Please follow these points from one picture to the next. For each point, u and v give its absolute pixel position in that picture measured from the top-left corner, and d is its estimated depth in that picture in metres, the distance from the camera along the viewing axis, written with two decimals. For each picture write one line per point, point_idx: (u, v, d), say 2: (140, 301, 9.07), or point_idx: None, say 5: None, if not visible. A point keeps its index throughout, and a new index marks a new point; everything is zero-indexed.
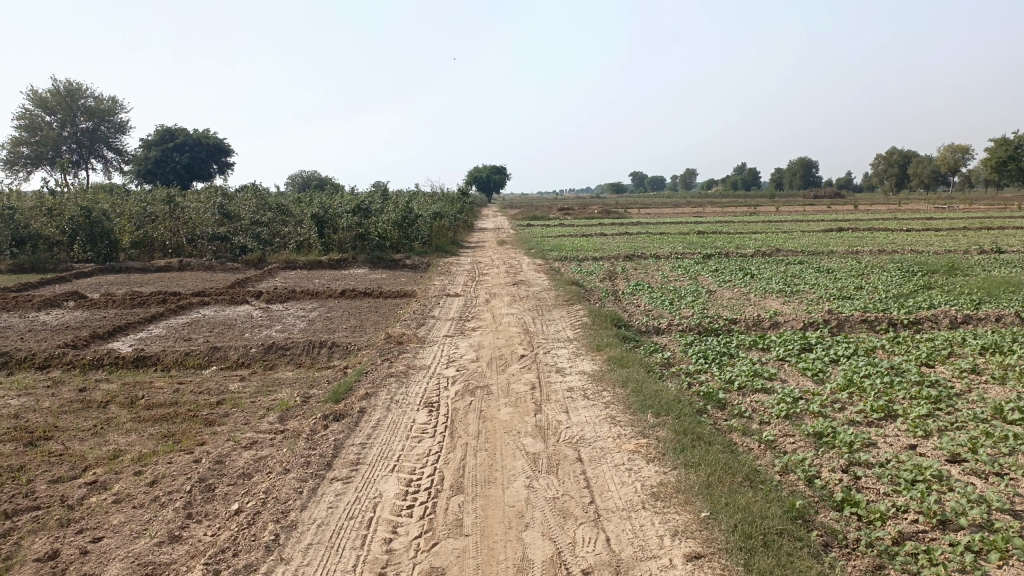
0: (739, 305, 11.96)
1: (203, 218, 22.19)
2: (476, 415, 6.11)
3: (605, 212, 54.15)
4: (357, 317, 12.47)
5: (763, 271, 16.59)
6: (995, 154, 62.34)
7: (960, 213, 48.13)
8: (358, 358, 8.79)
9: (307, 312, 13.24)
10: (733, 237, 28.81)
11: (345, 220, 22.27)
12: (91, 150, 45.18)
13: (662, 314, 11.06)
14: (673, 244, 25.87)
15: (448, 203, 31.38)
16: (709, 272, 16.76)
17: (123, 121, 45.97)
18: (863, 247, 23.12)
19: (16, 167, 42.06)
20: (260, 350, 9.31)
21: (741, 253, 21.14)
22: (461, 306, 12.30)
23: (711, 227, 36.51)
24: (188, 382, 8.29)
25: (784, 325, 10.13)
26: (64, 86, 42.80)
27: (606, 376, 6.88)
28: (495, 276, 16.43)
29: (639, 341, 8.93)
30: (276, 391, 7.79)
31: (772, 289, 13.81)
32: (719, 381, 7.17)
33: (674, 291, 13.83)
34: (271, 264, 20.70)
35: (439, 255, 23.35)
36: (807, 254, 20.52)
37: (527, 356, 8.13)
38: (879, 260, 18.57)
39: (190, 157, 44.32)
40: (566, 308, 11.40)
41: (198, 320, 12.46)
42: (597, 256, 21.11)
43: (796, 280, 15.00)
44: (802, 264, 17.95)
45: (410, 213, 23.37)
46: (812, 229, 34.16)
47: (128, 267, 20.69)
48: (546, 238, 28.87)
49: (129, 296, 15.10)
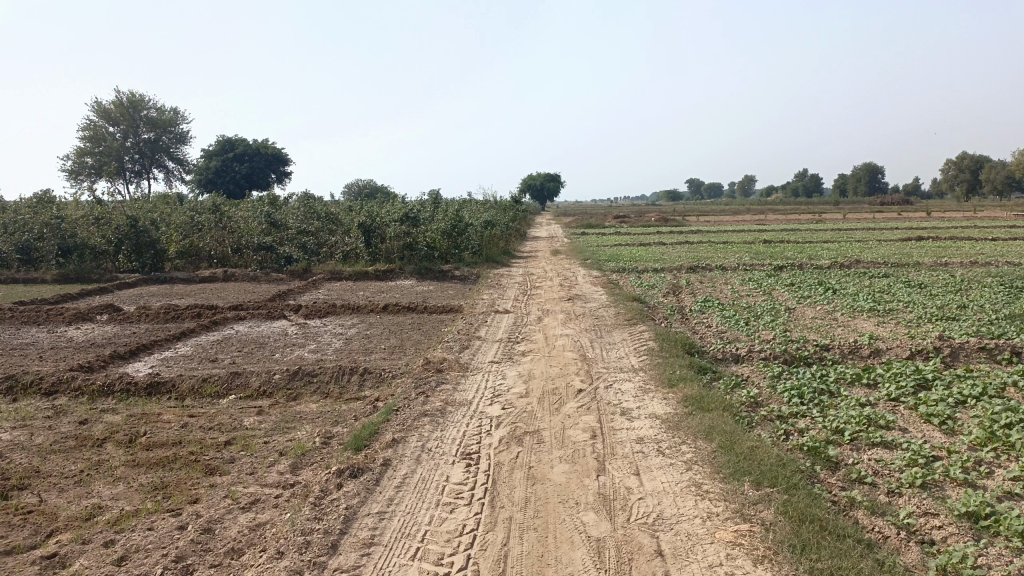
0: (827, 327, 10.50)
1: (249, 227, 21.61)
2: (524, 475, 4.93)
3: (663, 221, 52.52)
4: (397, 336, 11.43)
5: (845, 286, 15.00)
6: None
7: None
8: (392, 388, 7.71)
9: (346, 328, 12.29)
10: (802, 247, 26.98)
11: (393, 229, 21.37)
12: (152, 160, 45.70)
13: (739, 338, 9.71)
14: (740, 254, 24.28)
15: (502, 211, 30.35)
16: (784, 286, 15.27)
17: (183, 131, 46.33)
18: (951, 258, 21.17)
19: (81, 177, 42.64)
20: (284, 376, 8.33)
21: (817, 265, 19.46)
22: (511, 325, 11.12)
23: (775, 237, 34.65)
24: (199, 415, 7.33)
25: (886, 353, 8.66)
26: (127, 97, 43.28)
27: (683, 423, 5.62)
28: (549, 290, 15.21)
29: (718, 373, 7.62)
30: (294, 429, 6.75)
31: (861, 307, 12.26)
32: (822, 432, 5.83)
33: (748, 308, 12.41)
34: (316, 275, 19.97)
35: (490, 266, 22.29)
36: (891, 267, 18.74)
37: (585, 392, 6.91)
38: (974, 274, 16.72)
39: (248, 166, 44.35)
40: (629, 329, 10.14)
41: (228, 338, 11.62)
42: (657, 268, 19.74)
43: (885, 297, 13.39)
44: (888, 278, 16.25)
45: (460, 221, 22.34)
46: (885, 238, 32.04)
47: (173, 277, 20.21)
48: (602, 248, 27.54)
49: (164, 309, 14.41)
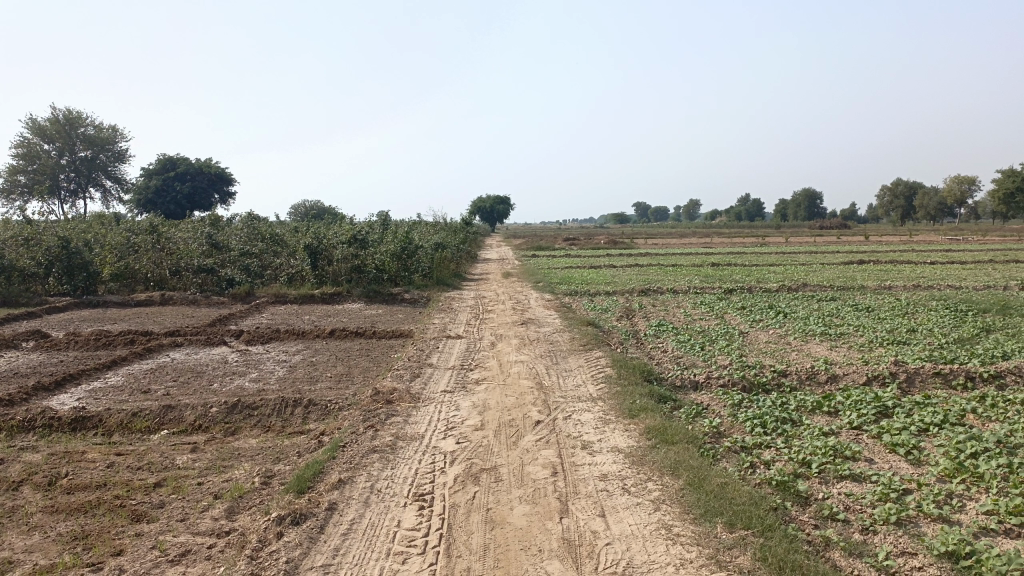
0: (782, 352, 10.45)
1: (190, 249, 20.82)
2: (481, 518, 4.59)
3: (612, 243, 52.91)
4: (344, 364, 10.97)
5: (796, 310, 15.09)
6: (1002, 186, 61.24)
7: (973, 245, 46.84)
8: (338, 420, 7.27)
9: (290, 355, 11.78)
10: (749, 270, 27.33)
11: (340, 251, 20.85)
12: (89, 179, 44.09)
13: (696, 364, 9.56)
14: (689, 277, 24.42)
15: (452, 234, 30.01)
16: (736, 310, 15.28)
17: (122, 149, 44.86)
18: (894, 281, 21.64)
19: (12, 196, 40.82)
20: (222, 408, 7.82)
21: (766, 288, 19.64)
22: (463, 351, 10.77)
23: (722, 259, 35.15)
24: (127, 454, 6.79)
25: (843, 379, 8.60)
26: (62, 114, 41.73)
27: (647, 458, 5.36)
28: (501, 314, 14.92)
29: (678, 402, 7.41)
30: (231, 468, 6.27)
31: (813, 331, 12.29)
32: (789, 465, 5.64)
33: (702, 333, 12.32)
34: (260, 298, 19.29)
35: (441, 289, 21.91)
36: (837, 290, 19.02)
37: (543, 423, 6.62)
38: (918, 298, 17.03)
39: (191, 186, 43.13)
40: (584, 355, 9.90)
41: (164, 366, 10.99)
42: (609, 291, 19.66)
43: (835, 320, 13.49)
44: (835, 301, 16.44)
45: (409, 244, 21.94)
46: (828, 261, 32.78)
47: (107, 301, 19.28)
48: (553, 271, 27.41)
49: (94, 335, 13.63)
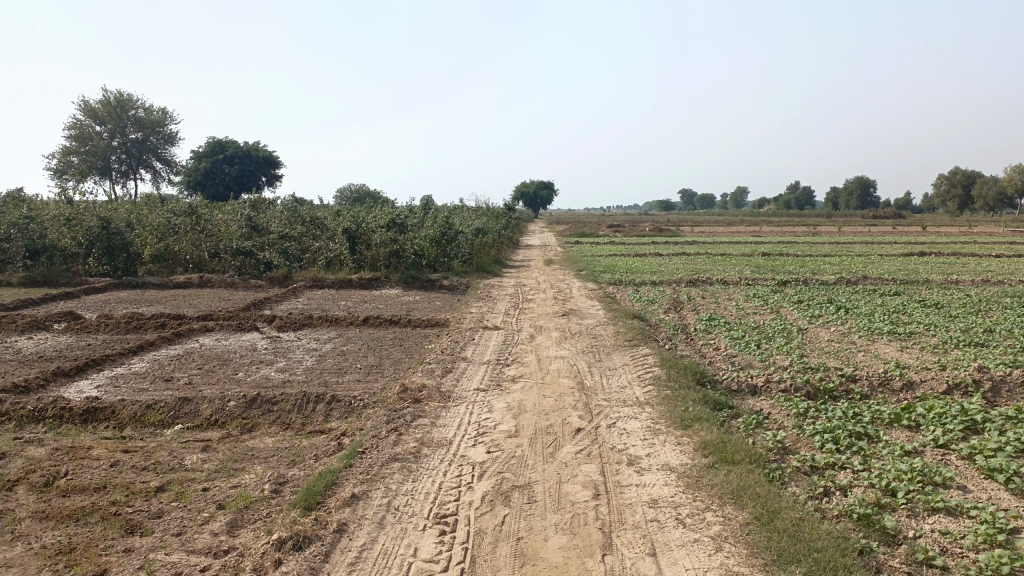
0: (847, 354, 9.57)
1: (229, 231, 20.58)
2: (512, 550, 3.95)
3: (657, 231, 51.70)
4: (375, 354, 10.42)
5: (857, 305, 14.11)
6: None
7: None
8: (361, 419, 6.70)
9: (320, 344, 11.28)
10: (803, 261, 26.12)
11: (379, 235, 20.38)
12: (140, 160, 44.50)
13: (752, 364, 8.76)
14: (740, 267, 23.43)
15: (494, 219, 29.43)
16: (792, 304, 14.36)
17: (172, 131, 45.17)
18: (960, 275, 20.38)
19: (65, 177, 41.46)
20: (240, 402, 7.33)
21: (823, 281, 18.56)
22: (500, 344, 10.13)
23: (773, 250, 33.84)
24: (136, 452, 6.31)
25: (920, 387, 7.74)
26: (113, 96, 42.10)
27: (705, 481, 4.65)
28: (542, 304, 14.24)
29: (735, 409, 6.66)
30: (242, 473, 5.74)
31: (879, 330, 11.36)
32: (870, 492, 4.87)
33: (757, 328, 11.49)
34: (296, 282, 18.95)
35: (481, 275, 21.34)
36: (901, 284, 17.90)
37: (586, 432, 5.94)
38: (990, 294, 15.86)
39: (238, 168, 43.23)
40: (630, 352, 9.19)
41: (190, 353, 10.60)
42: (656, 281, 18.84)
43: (902, 318, 12.50)
44: (900, 296, 15.38)
45: (449, 228, 21.37)
46: (887, 252, 31.36)
47: (145, 283, 19.14)
48: (597, 259, 26.59)
49: (125, 318, 13.35)
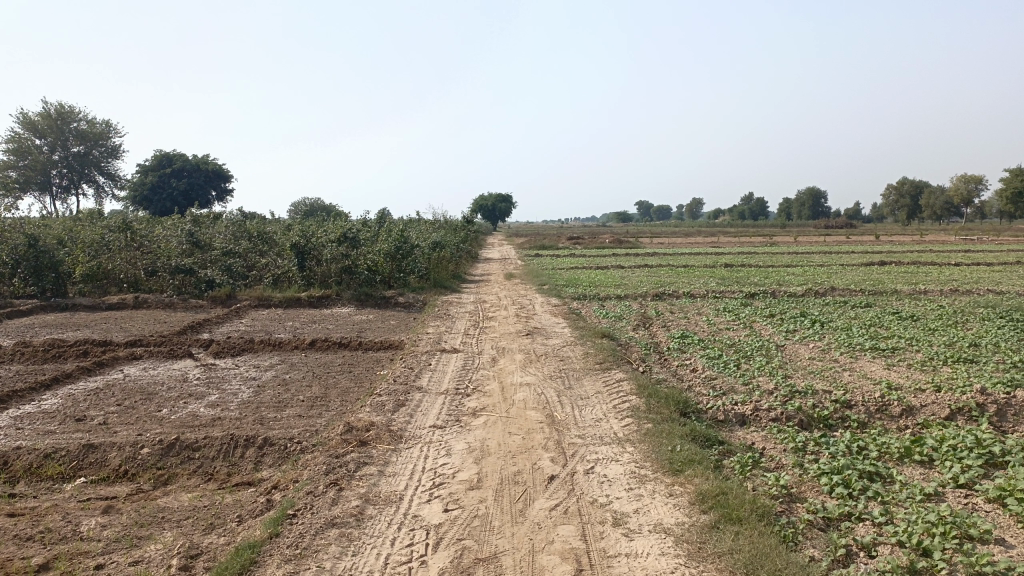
0: (833, 375, 8.91)
1: (168, 248, 19.29)
2: None
3: (615, 242, 51.41)
4: (321, 383, 9.42)
5: (831, 318, 13.57)
6: (1011, 186, 59.84)
7: (981, 245, 45.67)
8: (296, 468, 5.72)
9: (260, 372, 10.23)
10: (766, 272, 25.78)
11: (329, 251, 19.31)
12: (82, 175, 42.49)
13: (735, 389, 8.02)
14: (704, 279, 22.93)
15: (453, 234, 28.54)
16: (765, 318, 13.75)
17: (117, 144, 43.28)
18: (925, 285, 20.15)
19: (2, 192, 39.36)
20: (155, 449, 6.30)
21: (790, 292, 18.08)
22: (460, 369, 9.23)
23: (734, 260, 33.56)
24: (20, 516, 5.23)
25: (921, 413, 7.07)
26: (54, 108, 40.11)
27: (710, 551, 3.83)
28: (503, 322, 13.38)
29: (728, 446, 5.85)
30: (148, 542, 4.73)
31: (861, 346, 10.76)
32: (901, 553, 4.09)
33: (733, 346, 10.80)
34: (241, 302, 17.76)
35: (439, 291, 20.41)
36: (869, 295, 17.51)
37: (562, 481, 5.07)
38: (961, 304, 15.51)
39: (188, 183, 41.58)
40: (603, 377, 8.37)
41: (112, 386, 9.47)
42: (620, 295, 18.14)
43: (880, 332, 11.94)
44: (871, 308, 14.92)
45: (405, 243, 20.39)
46: (847, 262, 31.32)
47: (75, 304, 17.75)
48: (559, 273, 25.85)
49: (44, 346, 12.08)
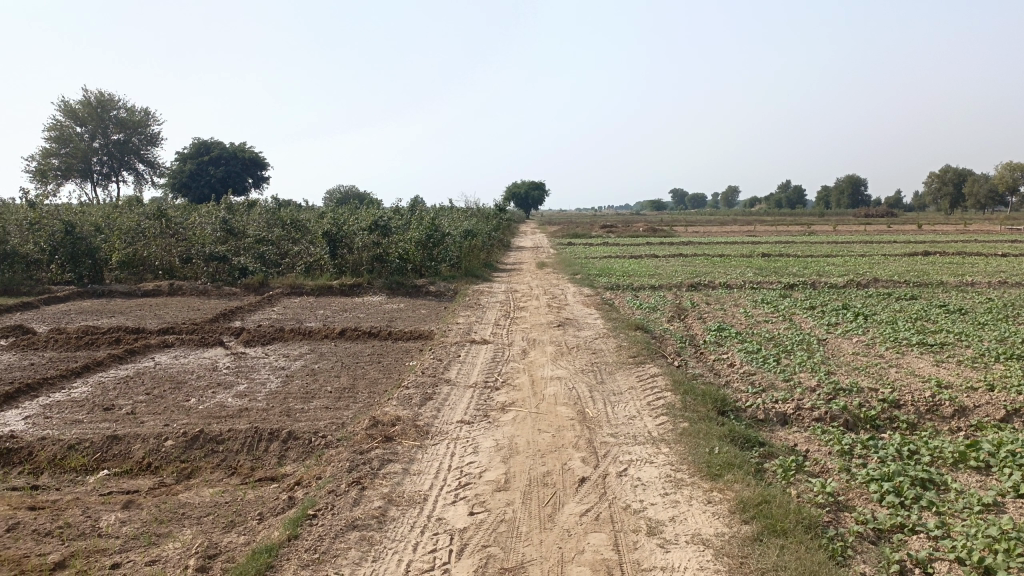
0: (879, 372, 8.52)
1: (202, 235, 19.38)
2: None
3: (649, 231, 50.81)
4: (349, 374, 9.29)
5: (874, 311, 13.10)
6: None
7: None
8: (320, 464, 5.57)
9: (288, 361, 10.15)
10: (804, 262, 25.16)
11: (360, 239, 19.23)
12: (122, 163, 43.09)
13: (775, 386, 7.69)
14: (740, 269, 22.45)
15: (485, 221, 28.35)
16: (805, 310, 13.33)
17: (155, 132, 43.81)
18: (972, 276, 19.44)
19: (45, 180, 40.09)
20: (179, 441, 6.22)
21: (831, 284, 17.55)
22: (489, 361, 9.02)
23: (771, 250, 32.87)
24: (40, 510, 5.14)
25: (974, 414, 6.69)
26: (94, 96, 40.67)
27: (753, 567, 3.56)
28: (535, 312, 13.15)
29: (769, 448, 5.56)
30: (166, 540, 4.61)
31: (907, 340, 10.31)
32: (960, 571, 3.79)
33: (772, 340, 10.44)
34: (273, 289, 17.78)
35: (470, 280, 20.24)
36: (913, 286, 16.93)
37: (593, 484, 4.84)
38: (1011, 297, 14.89)
39: (224, 170, 41.94)
40: (637, 372, 8.09)
41: (142, 374, 9.47)
42: (654, 285, 17.78)
43: (927, 326, 11.46)
44: (916, 301, 14.38)
45: (436, 231, 20.24)
46: (888, 252, 30.46)
47: (111, 291, 17.92)
48: (592, 261, 25.51)
49: (78, 333, 12.15)
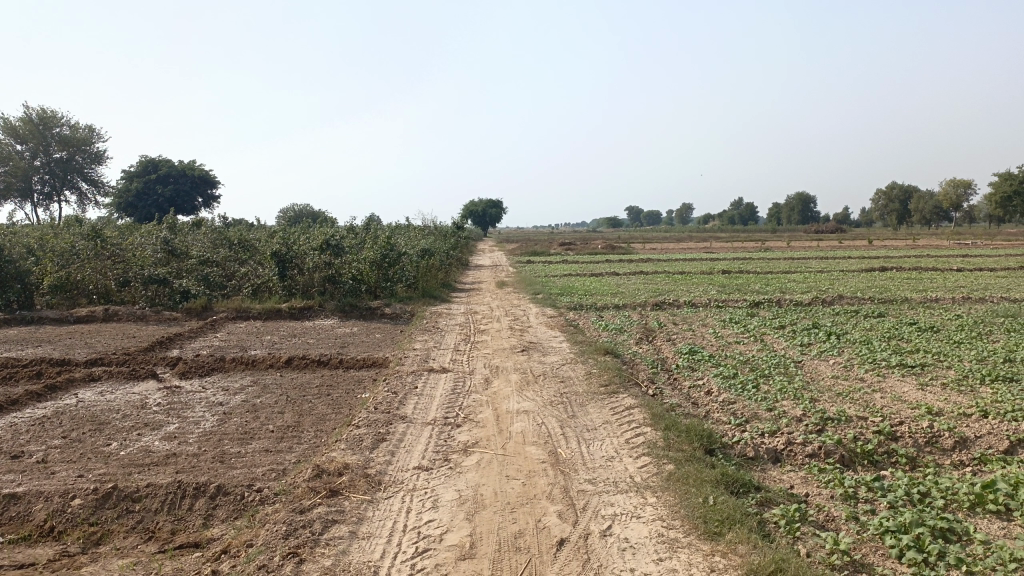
0: (864, 398, 8.01)
1: (142, 256, 18.26)
2: None
3: (606, 248, 50.65)
4: (294, 409, 8.45)
5: (846, 330, 12.70)
6: (1000, 190, 59.51)
7: (974, 250, 45.08)
8: (252, 526, 4.75)
9: (228, 395, 9.25)
10: (765, 279, 24.98)
11: (311, 259, 18.32)
12: (64, 182, 41.24)
13: (759, 416, 7.10)
14: (703, 286, 22.09)
15: (443, 240, 27.61)
16: (776, 330, 12.89)
17: (100, 150, 42.08)
18: (933, 292, 19.35)
19: None
20: (88, 499, 5.34)
21: (797, 301, 17.23)
22: (449, 393, 8.28)
23: (731, 266, 32.76)
24: None
25: (976, 445, 6.20)
26: (35, 113, 38.91)
27: None
28: (497, 336, 12.45)
29: (767, 495, 4.93)
30: None
31: (887, 362, 9.87)
32: None
33: (748, 363, 9.90)
34: (217, 314, 16.77)
35: (428, 301, 19.46)
36: (878, 303, 16.70)
37: (573, 547, 4.14)
38: (978, 313, 14.69)
39: (173, 189, 40.44)
40: (610, 403, 7.44)
41: (61, 414, 8.48)
42: (618, 305, 17.24)
43: (902, 346, 11.07)
44: (885, 318, 14.09)
45: (391, 250, 19.46)
46: (847, 268, 30.51)
47: (41, 318, 16.67)
48: (553, 280, 24.92)
49: None
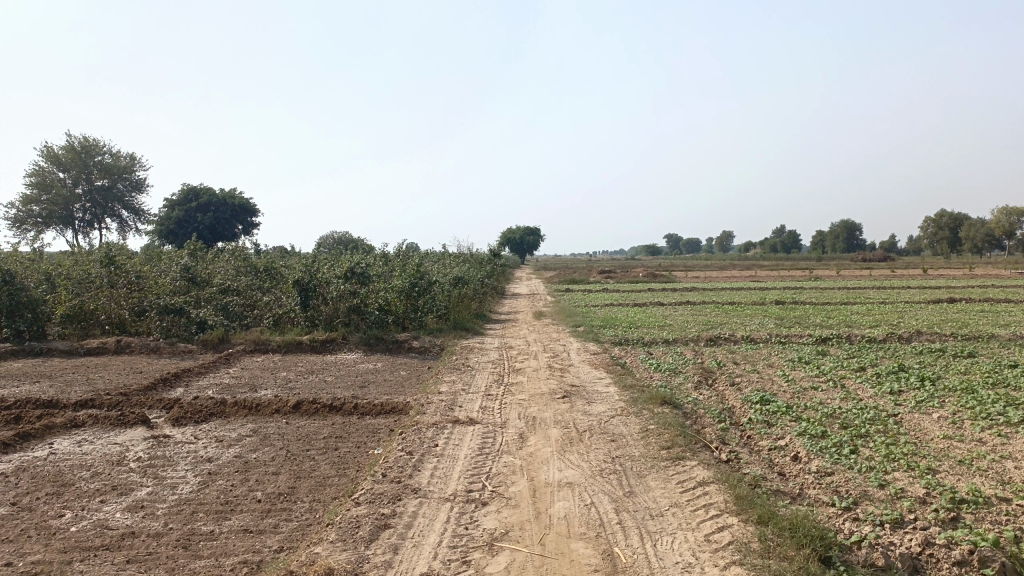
0: (994, 469, 6.33)
1: (160, 285, 17.25)
2: None
3: (647, 276, 48.90)
4: (291, 469, 7.07)
5: (937, 373, 10.96)
6: None
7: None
8: None
9: (220, 449, 7.91)
10: (823, 311, 23.18)
11: (336, 288, 17.10)
12: (106, 210, 41.06)
13: (870, 497, 5.50)
14: (756, 320, 20.42)
15: (477, 268, 26.34)
16: (854, 372, 11.20)
17: (141, 178, 41.87)
18: (1016, 327, 17.39)
19: (24, 227, 37.98)
20: None
21: (867, 337, 15.46)
22: (475, 454, 6.82)
23: (781, 297, 30.88)
24: None
25: None
26: (78, 142, 38.78)
27: None
28: (535, 377, 10.98)
29: None
30: None
31: (1005, 417, 8.14)
32: None
33: (834, 416, 8.26)
34: (234, 347, 15.60)
35: (460, 333, 18.14)
36: (960, 341, 14.85)
37: None
38: None
39: (213, 216, 39.96)
40: (675, 476, 5.89)
41: (21, 471, 7.21)
42: (667, 339, 15.69)
43: (1013, 395, 9.32)
44: (977, 359, 12.28)
45: (421, 279, 18.20)
46: (908, 299, 28.42)
47: (51, 349, 15.67)
48: (595, 311, 23.40)
49: None
